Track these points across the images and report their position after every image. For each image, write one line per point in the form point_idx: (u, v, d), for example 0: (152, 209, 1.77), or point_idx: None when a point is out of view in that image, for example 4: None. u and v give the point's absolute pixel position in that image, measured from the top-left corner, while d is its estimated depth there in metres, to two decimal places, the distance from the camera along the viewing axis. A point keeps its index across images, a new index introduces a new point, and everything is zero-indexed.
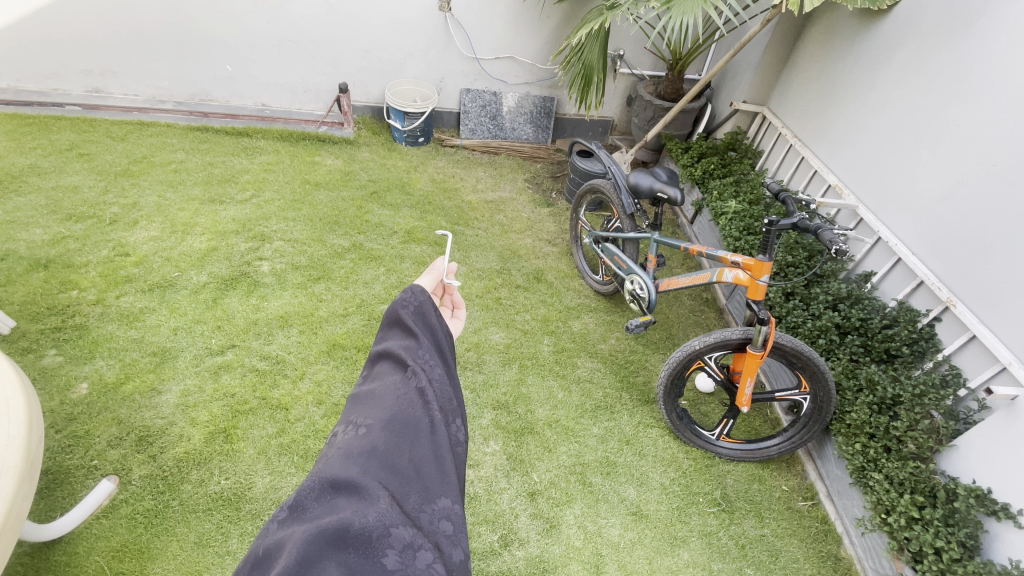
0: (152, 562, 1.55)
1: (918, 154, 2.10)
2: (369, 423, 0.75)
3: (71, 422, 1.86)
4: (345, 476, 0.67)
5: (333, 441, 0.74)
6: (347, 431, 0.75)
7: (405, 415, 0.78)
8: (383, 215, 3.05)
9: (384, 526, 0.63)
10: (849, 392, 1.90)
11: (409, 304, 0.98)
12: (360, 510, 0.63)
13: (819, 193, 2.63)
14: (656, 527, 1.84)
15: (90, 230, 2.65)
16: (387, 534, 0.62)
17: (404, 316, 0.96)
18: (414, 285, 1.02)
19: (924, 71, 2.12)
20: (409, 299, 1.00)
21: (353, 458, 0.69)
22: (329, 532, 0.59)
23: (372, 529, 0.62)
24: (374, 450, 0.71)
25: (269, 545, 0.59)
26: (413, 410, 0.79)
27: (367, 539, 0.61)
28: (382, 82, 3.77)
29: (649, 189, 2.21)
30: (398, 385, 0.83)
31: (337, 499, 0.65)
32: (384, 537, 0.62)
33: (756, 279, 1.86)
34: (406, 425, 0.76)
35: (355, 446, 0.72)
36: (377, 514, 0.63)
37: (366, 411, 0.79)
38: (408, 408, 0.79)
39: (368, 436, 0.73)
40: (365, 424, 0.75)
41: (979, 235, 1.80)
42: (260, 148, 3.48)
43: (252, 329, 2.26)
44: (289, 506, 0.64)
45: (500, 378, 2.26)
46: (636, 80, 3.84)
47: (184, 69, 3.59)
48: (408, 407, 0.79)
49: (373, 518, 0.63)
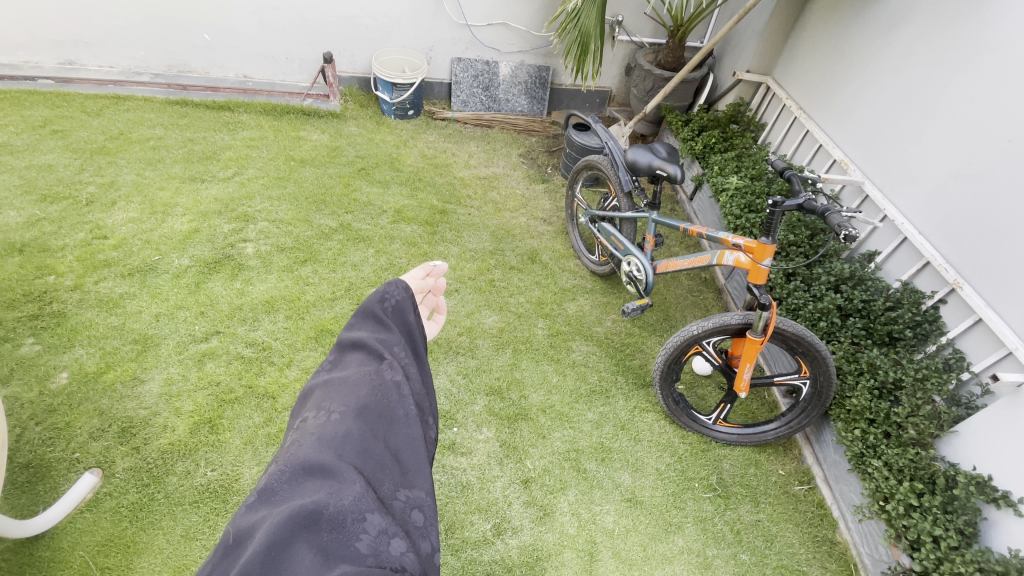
0: (138, 557, 1.52)
1: (928, 126, 2.00)
2: (342, 408, 0.70)
3: (51, 413, 1.81)
4: (316, 459, 0.62)
5: (301, 426, 0.69)
6: (317, 416, 0.69)
7: (381, 404, 0.73)
8: (372, 193, 2.95)
9: (359, 511, 0.58)
10: (850, 376, 1.85)
11: (388, 299, 0.89)
12: (335, 492, 0.58)
13: (823, 168, 2.53)
14: (651, 513, 1.82)
15: (66, 211, 2.55)
16: (361, 519, 0.57)
17: (378, 310, 0.87)
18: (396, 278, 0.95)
19: (939, 38, 1.98)
20: (388, 293, 0.90)
21: (325, 442, 0.64)
22: (301, 514, 0.55)
23: (346, 513, 0.57)
24: (348, 435, 0.66)
25: (239, 530, 0.55)
26: (388, 399, 0.74)
27: (341, 522, 0.56)
28: (369, 51, 3.60)
29: (648, 166, 2.09)
30: (373, 373, 0.77)
31: (308, 482, 0.60)
32: (359, 522, 0.57)
33: (758, 262, 1.77)
34: (381, 415, 0.71)
35: (327, 432, 0.66)
36: (352, 498, 0.58)
37: (339, 397, 0.72)
38: (383, 396, 0.74)
39: (341, 422, 0.68)
40: (338, 410, 0.69)
41: (991, 215, 1.72)
42: (242, 122, 3.33)
43: (237, 315, 2.20)
44: (256, 490, 0.60)
45: (494, 363, 2.21)
46: (636, 47, 3.68)
47: (159, 38, 3.41)
48: (383, 396, 0.74)
49: (348, 501, 0.58)
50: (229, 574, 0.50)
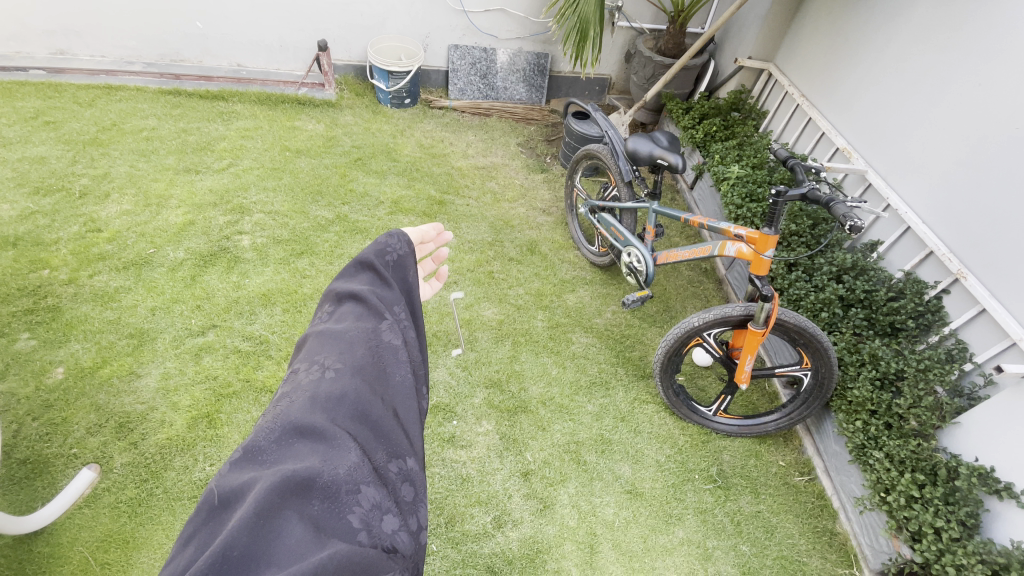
0: (138, 552, 1.52)
1: (934, 113, 1.96)
2: (338, 366, 0.66)
3: (47, 409, 1.80)
4: (308, 421, 0.59)
5: (293, 380, 0.66)
6: (311, 372, 0.66)
7: (378, 366, 0.70)
8: (369, 184, 2.92)
9: (354, 482, 0.56)
10: (851, 367, 1.83)
11: (388, 254, 0.88)
12: (329, 459, 0.56)
13: (826, 156, 2.49)
14: (651, 505, 1.82)
15: (59, 204, 2.52)
16: (355, 490, 0.55)
17: (378, 266, 0.85)
18: (397, 233, 0.91)
19: (947, 22, 1.94)
20: (389, 246, 0.89)
21: (319, 402, 0.61)
22: (292, 481, 0.53)
23: (340, 484, 0.55)
24: (343, 397, 0.63)
25: (226, 489, 0.53)
26: (385, 361, 0.71)
27: (334, 492, 0.54)
28: (364, 38, 3.53)
29: (649, 155, 2.06)
30: (370, 332, 0.73)
31: (300, 445, 0.57)
32: (352, 493, 0.55)
33: (760, 253, 1.75)
34: (378, 377, 0.68)
35: (321, 391, 0.63)
36: (347, 468, 0.56)
37: (333, 353, 0.69)
38: (380, 357, 0.71)
39: (337, 381, 0.65)
40: (334, 368, 0.66)
41: (996, 204, 1.69)
42: (237, 112, 3.29)
43: (233, 308, 2.18)
44: (244, 447, 0.57)
45: (493, 355, 2.19)
46: (636, 34, 3.62)
47: (150, 26, 3.35)
48: (379, 358, 0.71)
49: (343, 471, 0.56)
50: (216, 537, 0.48)
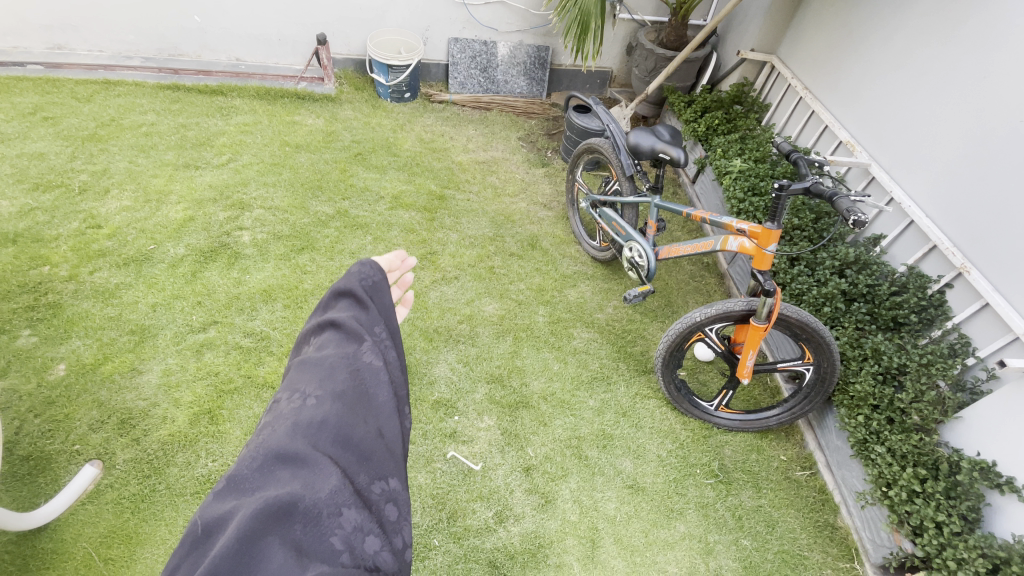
0: (141, 548, 1.53)
1: (938, 106, 1.94)
2: (319, 393, 0.67)
3: (49, 406, 1.80)
4: (289, 447, 0.59)
5: (274, 409, 0.65)
6: (291, 398, 0.66)
7: (359, 390, 0.70)
8: (369, 179, 2.91)
9: (335, 504, 0.56)
10: (854, 361, 1.83)
11: (365, 277, 0.88)
12: (310, 484, 0.56)
13: (829, 150, 2.47)
14: (653, 499, 1.82)
15: (59, 200, 2.52)
16: (337, 513, 0.56)
17: (356, 291, 0.85)
18: (371, 260, 0.91)
19: (952, 14, 1.91)
20: (363, 273, 0.89)
21: (300, 428, 0.62)
22: (274, 507, 0.53)
23: (321, 507, 0.55)
24: (325, 421, 0.63)
25: (209, 519, 0.54)
26: (366, 384, 0.71)
27: (315, 516, 0.54)
28: (364, 32, 3.51)
29: (651, 149, 2.05)
30: (349, 356, 0.74)
31: (281, 472, 0.57)
32: (334, 516, 0.56)
33: (763, 248, 1.74)
34: (359, 400, 0.69)
35: (303, 416, 0.63)
36: (329, 491, 0.57)
37: (313, 378, 0.69)
38: (360, 381, 0.71)
39: (318, 406, 0.65)
40: (314, 394, 0.66)
41: (1001, 198, 1.68)
42: (236, 107, 3.27)
43: (234, 304, 2.18)
44: (225, 477, 0.57)
45: (494, 351, 2.19)
46: (637, 26, 3.59)
47: (148, 20, 3.33)
48: (360, 381, 0.71)
49: (325, 495, 0.56)
50: (197, 567, 0.49)
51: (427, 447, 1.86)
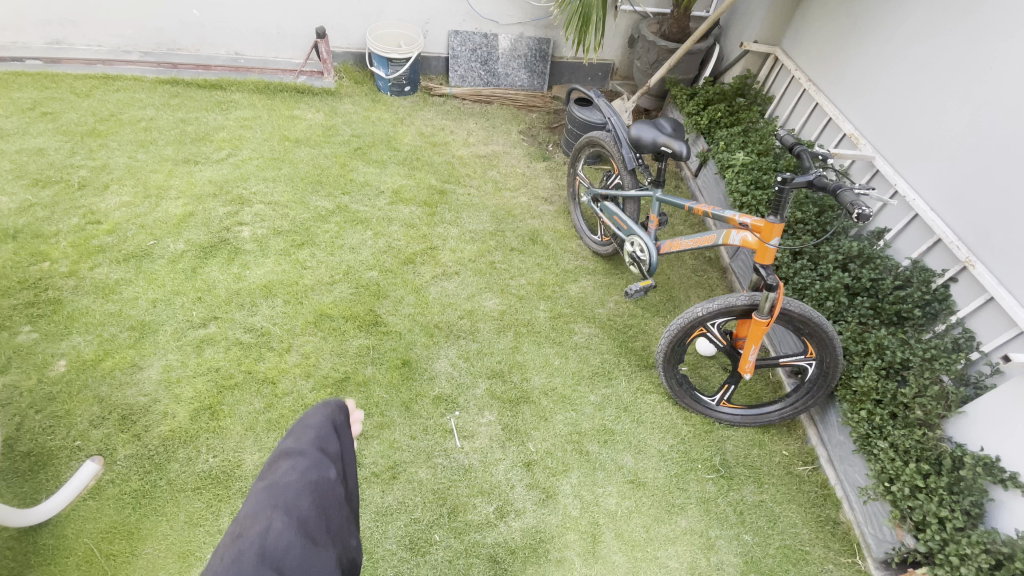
0: (143, 543, 1.53)
1: (944, 99, 1.92)
2: (285, 520, 0.76)
3: (50, 402, 1.80)
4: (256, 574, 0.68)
5: (241, 530, 0.73)
6: (259, 522, 0.74)
7: (318, 522, 0.80)
8: (369, 173, 2.89)
9: None
10: (857, 356, 1.81)
11: (334, 413, 0.99)
12: None
13: (832, 143, 2.45)
14: (653, 494, 1.82)
15: (59, 196, 2.51)
16: None
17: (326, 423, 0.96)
18: (342, 398, 1.04)
19: (958, 4, 1.88)
20: (333, 409, 1.01)
21: (266, 557, 0.70)
22: None
23: None
24: (287, 551, 0.72)
25: None
26: (324, 519, 0.81)
27: None
28: (363, 25, 3.48)
29: (653, 142, 2.03)
30: (315, 486, 0.84)
31: None
32: None
33: (766, 242, 1.72)
34: (316, 534, 0.78)
35: (269, 544, 0.72)
36: None
37: (279, 505, 0.78)
38: (319, 514, 0.81)
39: (284, 533, 0.74)
40: (281, 520, 0.75)
41: (1007, 191, 1.66)
42: (235, 102, 3.25)
43: (234, 300, 2.17)
44: None
45: (495, 346, 2.19)
46: (639, 18, 3.55)
47: (147, 14, 3.31)
48: (320, 514, 0.81)
49: None
50: None
51: (428, 442, 1.85)
